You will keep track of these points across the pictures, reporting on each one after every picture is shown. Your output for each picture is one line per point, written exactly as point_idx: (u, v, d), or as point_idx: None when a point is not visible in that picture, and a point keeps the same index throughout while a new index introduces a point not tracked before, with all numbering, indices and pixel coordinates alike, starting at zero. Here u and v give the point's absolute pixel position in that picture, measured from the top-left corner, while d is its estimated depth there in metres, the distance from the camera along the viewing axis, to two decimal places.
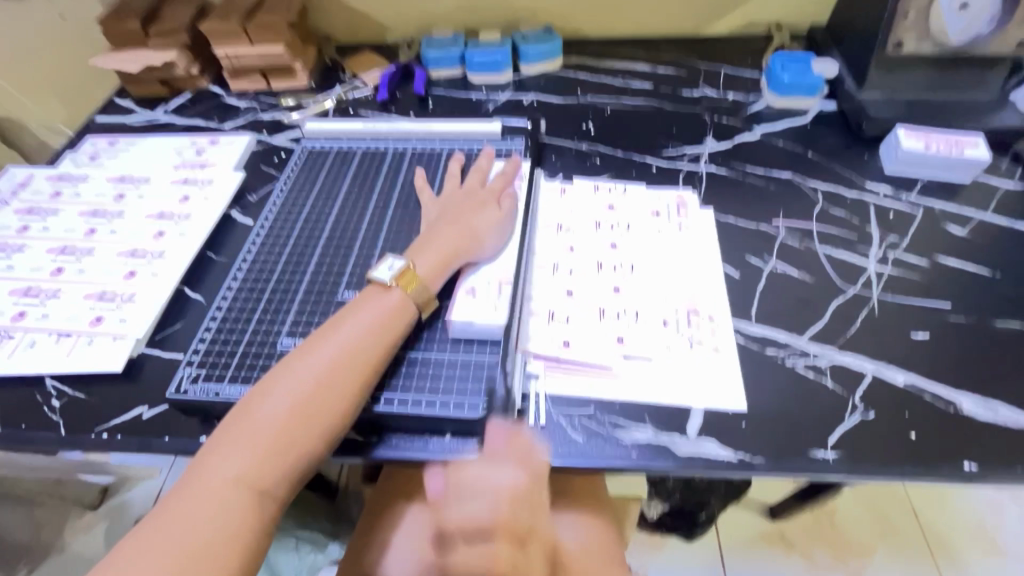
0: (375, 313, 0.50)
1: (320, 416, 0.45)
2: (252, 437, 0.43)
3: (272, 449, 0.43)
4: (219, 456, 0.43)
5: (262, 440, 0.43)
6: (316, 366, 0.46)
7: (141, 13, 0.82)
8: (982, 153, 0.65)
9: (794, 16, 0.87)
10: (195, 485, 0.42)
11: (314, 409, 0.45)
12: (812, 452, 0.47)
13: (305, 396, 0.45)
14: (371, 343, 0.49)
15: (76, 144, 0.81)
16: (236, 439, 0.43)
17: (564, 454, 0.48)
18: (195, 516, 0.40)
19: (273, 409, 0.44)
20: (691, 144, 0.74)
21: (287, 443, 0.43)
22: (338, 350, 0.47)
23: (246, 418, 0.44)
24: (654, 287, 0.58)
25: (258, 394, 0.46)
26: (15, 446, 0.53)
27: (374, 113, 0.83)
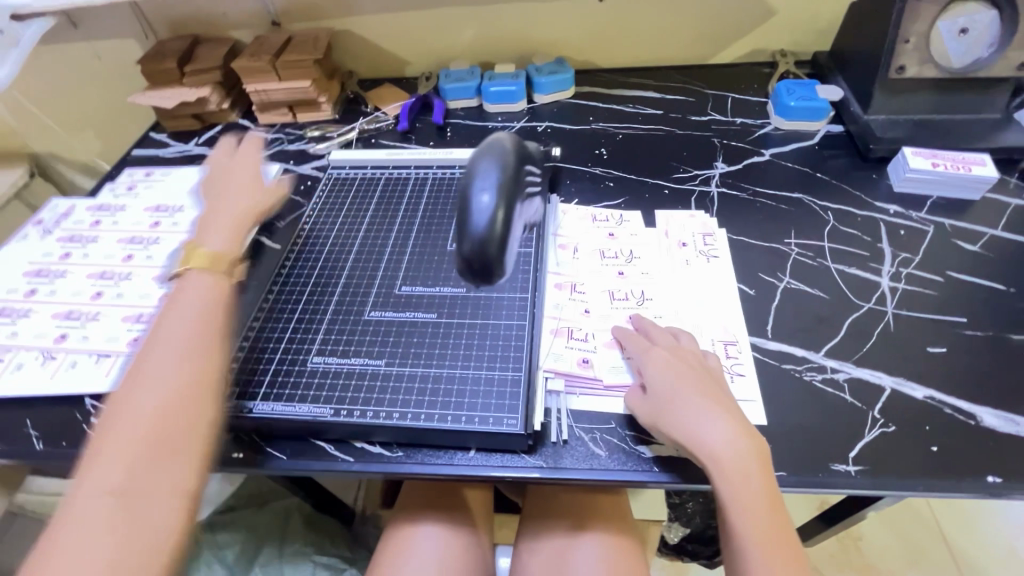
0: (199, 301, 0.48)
1: (184, 411, 0.43)
2: (117, 455, 0.40)
3: (143, 461, 0.40)
4: (85, 485, 0.39)
5: (136, 453, 0.40)
6: (165, 368, 0.44)
7: (178, 54, 0.87)
8: (990, 171, 0.67)
9: (798, 44, 0.90)
10: (66, 526, 0.37)
11: (179, 407, 0.43)
12: (834, 466, 0.47)
13: (170, 398, 0.43)
14: (195, 335, 0.46)
15: (114, 176, 0.85)
16: (112, 446, 0.40)
17: (587, 469, 0.49)
18: (83, 555, 0.36)
19: (134, 420, 0.42)
20: (702, 167, 0.76)
21: (162, 450, 0.41)
22: (160, 352, 0.45)
23: (98, 440, 0.41)
24: (669, 307, 0.59)
25: (113, 413, 0.42)
26: (55, 463, 0.55)
27: (395, 142, 0.87)
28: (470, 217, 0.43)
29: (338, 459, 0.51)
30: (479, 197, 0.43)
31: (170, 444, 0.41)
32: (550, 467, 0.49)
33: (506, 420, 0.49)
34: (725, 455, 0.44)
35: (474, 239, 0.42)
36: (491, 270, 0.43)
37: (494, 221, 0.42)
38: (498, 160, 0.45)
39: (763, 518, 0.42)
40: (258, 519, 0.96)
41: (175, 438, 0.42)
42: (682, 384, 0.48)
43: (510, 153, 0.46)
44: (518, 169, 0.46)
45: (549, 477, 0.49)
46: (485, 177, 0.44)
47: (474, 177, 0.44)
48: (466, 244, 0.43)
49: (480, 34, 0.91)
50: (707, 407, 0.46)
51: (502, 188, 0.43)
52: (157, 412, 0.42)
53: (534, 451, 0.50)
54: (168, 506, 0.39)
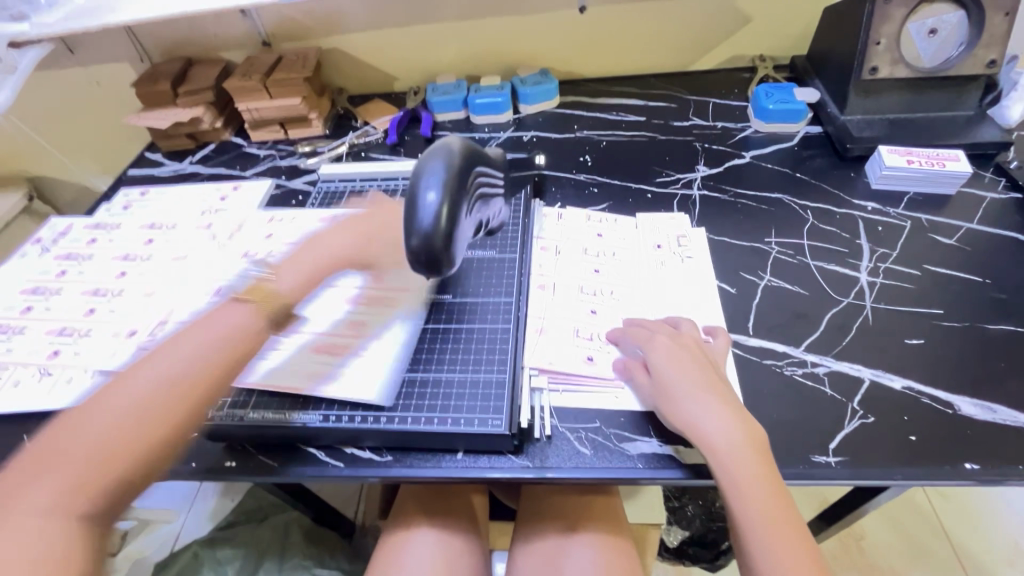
0: (201, 344, 0.46)
1: (119, 472, 0.39)
2: (20, 517, 0.35)
3: (105, 460, 0.39)
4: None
5: (40, 516, 0.36)
6: (161, 370, 0.44)
7: (171, 76, 0.89)
8: (963, 166, 0.68)
9: (775, 49, 0.92)
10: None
11: (109, 466, 0.39)
12: (814, 457, 0.48)
13: (88, 455, 0.38)
14: (178, 381, 0.44)
15: (109, 196, 0.87)
16: (51, 455, 0.38)
17: (573, 467, 0.50)
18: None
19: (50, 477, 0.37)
20: (684, 171, 0.78)
21: (48, 521, 0.36)
22: (128, 399, 0.42)
23: (52, 444, 0.39)
24: (630, 310, 0.61)
25: (43, 453, 0.38)
26: None
27: (384, 155, 0.89)
28: (414, 212, 0.40)
29: (329, 465, 0.52)
30: (425, 192, 0.40)
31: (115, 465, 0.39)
32: (537, 466, 0.50)
33: (492, 421, 0.50)
34: (722, 439, 0.45)
35: (420, 233, 0.40)
36: (438, 265, 0.41)
37: (440, 216, 0.40)
38: (445, 154, 0.42)
39: (769, 505, 0.43)
40: (258, 533, 0.96)
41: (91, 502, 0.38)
42: (680, 374, 0.49)
43: (459, 146, 0.44)
44: (467, 165, 0.43)
45: (536, 476, 0.49)
46: (432, 171, 0.41)
47: (421, 171, 0.42)
48: (411, 239, 0.40)
49: (465, 49, 0.94)
50: (706, 399, 0.47)
51: (449, 182, 0.41)
52: (127, 413, 0.41)
53: (521, 451, 0.51)
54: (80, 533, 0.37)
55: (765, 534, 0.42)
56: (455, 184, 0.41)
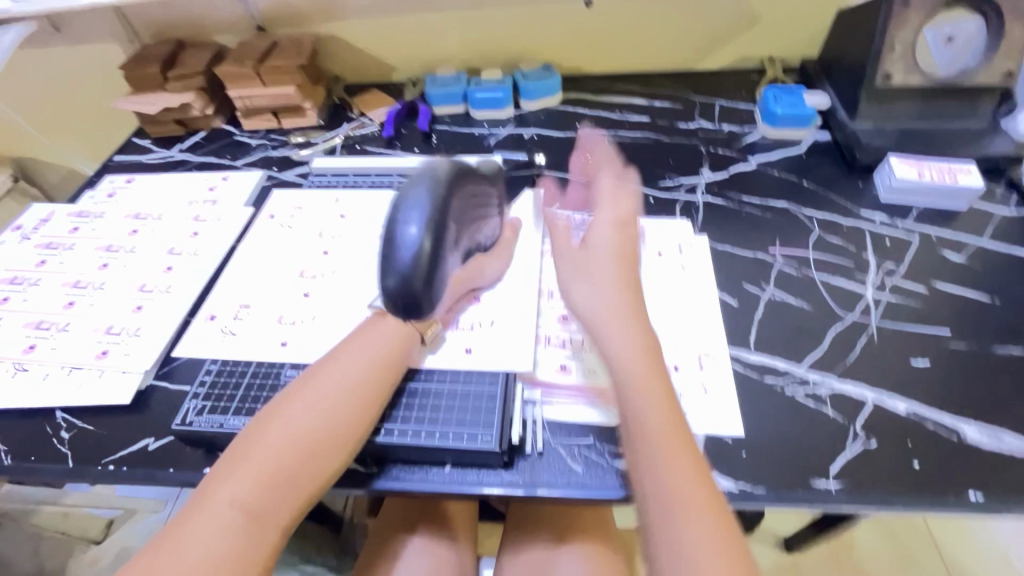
0: (365, 363, 0.49)
1: (288, 485, 0.43)
2: (214, 519, 0.40)
3: (282, 464, 0.43)
4: (179, 534, 0.40)
5: (225, 521, 0.40)
6: (333, 384, 0.48)
7: (161, 59, 0.86)
8: (976, 180, 0.66)
9: (785, 50, 0.89)
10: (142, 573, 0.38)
11: (281, 480, 0.43)
12: (814, 482, 0.47)
13: (266, 470, 0.43)
14: (342, 408, 0.46)
15: (94, 182, 0.84)
16: (243, 456, 0.43)
17: (564, 484, 0.48)
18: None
19: (237, 482, 0.42)
20: (687, 175, 0.76)
21: (229, 532, 0.40)
22: (299, 419, 0.45)
23: (246, 446, 0.44)
24: None
25: (239, 453, 0.44)
26: (25, 477, 0.53)
27: (380, 149, 0.86)
28: (394, 250, 0.44)
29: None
30: (406, 228, 0.43)
31: (289, 472, 0.43)
32: (527, 482, 0.48)
33: (481, 436, 0.49)
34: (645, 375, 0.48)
35: (397, 272, 0.44)
36: (417, 304, 0.46)
37: (419, 255, 0.43)
38: (429, 186, 0.44)
39: (663, 428, 0.45)
40: None
41: (267, 511, 0.42)
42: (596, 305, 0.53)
43: (445, 174, 0.45)
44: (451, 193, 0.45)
45: (526, 493, 0.48)
46: (413, 205, 0.44)
47: (404, 203, 0.44)
48: (390, 279, 0.45)
49: (466, 40, 0.91)
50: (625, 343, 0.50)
51: (428, 218, 0.43)
52: (299, 424, 0.45)
53: (511, 466, 0.49)
54: (256, 530, 0.41)
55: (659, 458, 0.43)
56: (435, 222, 0.44)
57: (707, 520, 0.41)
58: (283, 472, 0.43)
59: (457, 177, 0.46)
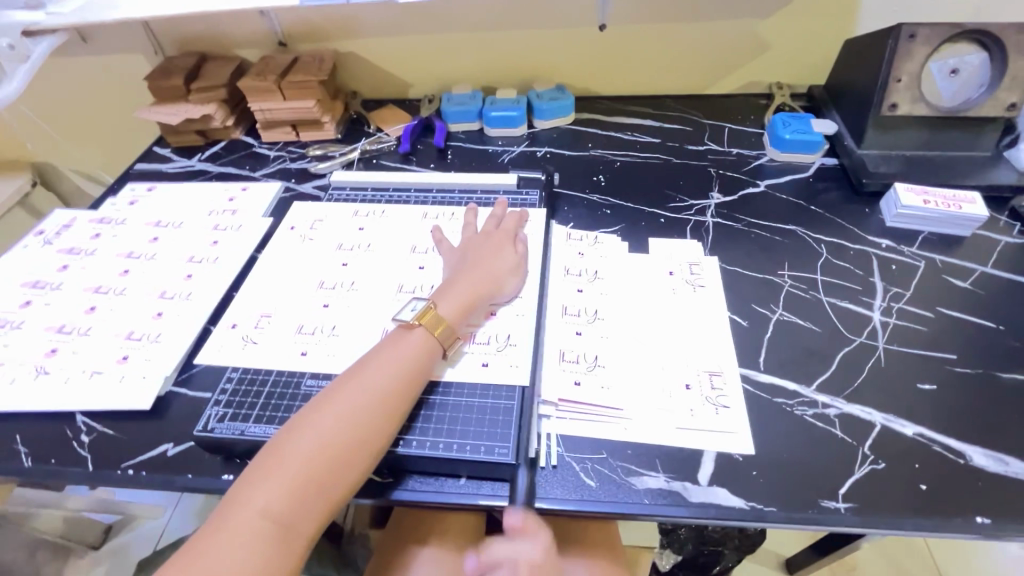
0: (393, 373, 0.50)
1: (317, 495, 0.44)
2: (246, 529, 0.41)
3: (312, 473, 0.44)
4: (210, 547, 0.40)
5: (256, 531, 0.41)
6: (361, 395, 0.48)
7: (185, 71, 0.89)
8: (979, 209, 0.68)
9: (793, 77, 0.92)
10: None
11: (312, 491, 0.44)
12: (824, 502, 0.48)
13: (297, 479, 0.43)
14: (368, 422, 0.47)
15: (116, 190, 0.86)
16: (273, 465, 0.44)
17: (578, 499, 0.49)
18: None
19: (270, 491, 0.43)
20: (698, 197, 0.78)
21: (262, 545, 0.41)
22: (328, 428, 0.46)
23: (275, 454, 0.45)
24: (641, 336, 0.60)
25: (270, 461, 0.44)
26: (44, 480, 0.54)
27: (396, 163, 0.88)
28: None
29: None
30: None
31: (318, 482, 0.44)
32: (541, 496, 0.49)
33: (498, 449, 0.50)
34: None
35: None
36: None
37: None
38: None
39: None
40: None
41: (296, 522, 0.43)
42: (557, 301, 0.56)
43: None
44: None
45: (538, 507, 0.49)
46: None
47: None
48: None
49: (482, 60, 0.93)
50: None
51: None
52: (328, 434, 0.46)
53: (526, 479, 0.50)
54: (285, 540, 0.42)
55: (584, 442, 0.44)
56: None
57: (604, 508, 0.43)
58: (313, 482, 0.44)
59: None
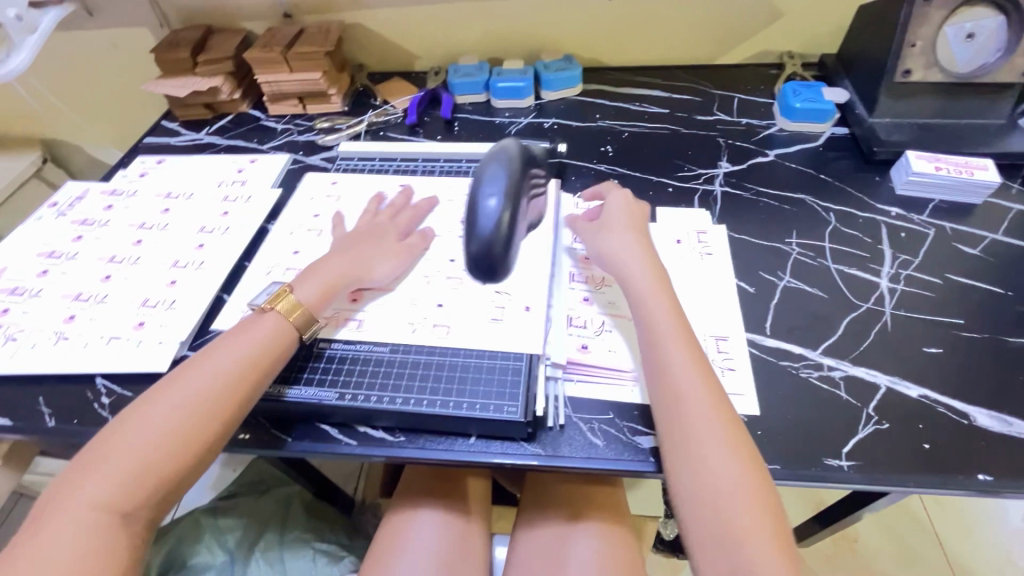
0: (205, 388, 0.48)
1: (152, 481, 0.44)
2: (74, 512, 0.42)
3: (150, 461, 0.44)
4: (163, 399, 0.47)
5: (87, 520, 0.42)
6: (165, 408, 0.47)
7: (191, 43, 0.88)
8: (992, 176, 0.67)
9: (805, 46, 0.90)
10: (118, 434, 0.46)
11: (149, 476, 0.44)
12: (827, 461, 0.48)
13: (131, 465, 0.44)
14: (172, 429, 0.46)
15: (126, 162, 0.87)
16: (109, 449, 0.45)
17: (585, 457, 0.50)
18: (96, 486, 0.43)
19: (104, 474, 0.43)
20: (706, 167, 0.77)
21: (209, 408, 0.47)
22: (158, 420, 0.46)
23: (118, 438, 0.45)
24: None
25: (101, 449, 0.45)
26: (67, 439, 0.56)
27: (403, 135, 0.88)
28: (480, 217, 0.59)
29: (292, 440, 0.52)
30: (487, 199, 0.59)
31: (156, 471, 0.44)
32: (549, 455, 0.50)
33: (507, 408, 0.51)
34: (659, 328, 0.51)
35: (481, 239, 0.59)
36: (495, 269, 0.60)
37: (500, 220, 0.58)
38: (502, 165, 0.61)
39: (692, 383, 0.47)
40: (260, 507, 0.97)
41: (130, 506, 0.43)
42: (638, 281, 0.55)
43: (514, 154, 0.62)
44: (519, 166, 0.61)
45: (548, 464, 0.50)
46: (491, 180, 0.60)
47: (484, 179, 0.60)
48: (474, 245, 0.60)
49: (490, 30, 0.92)
50: (643, 299, 0.53)
51: (505, 188, 0.59)
52: (145, 433, 0.45)
53: (534, 438, 0.51)
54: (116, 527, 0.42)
55: (669, 399, 0.47)
56: (510, 199, 0.59)
57: (734, 453, 0.43)
58: (152, 470, 0.44)
59: (522, 159, 0.63)
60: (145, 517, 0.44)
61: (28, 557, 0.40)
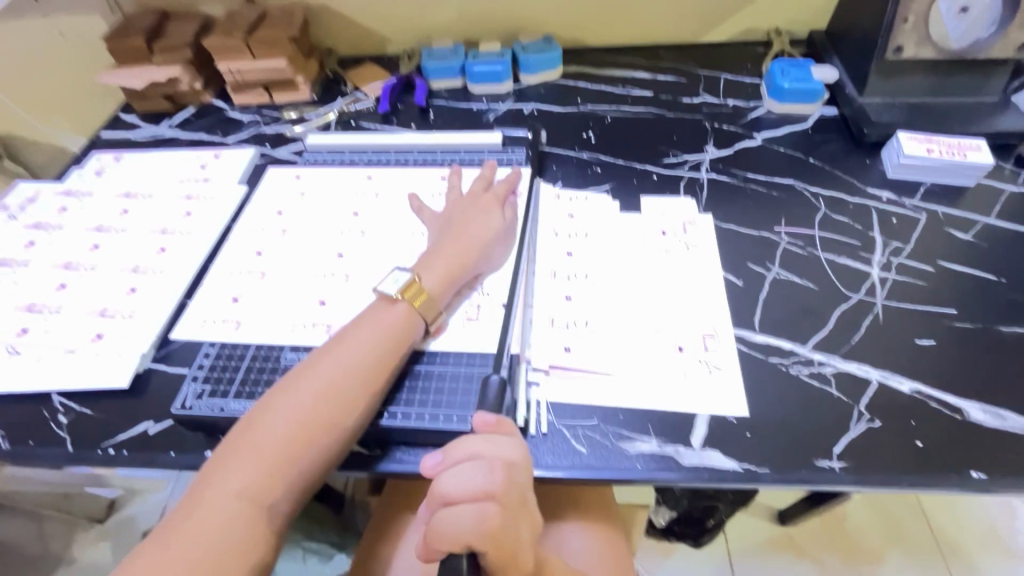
0: (344, 377, 0.47)
1: (296, 476, 0.43)
2: (218, 508, 0.40)
3: (288, 456, 0.43)
4: (304, 386, 0.46)
5: (231, 512, 0.40)
6: (312, 396, 0.45)
7: (145, 30, 0.83)
8: (985, 157, 0.65)
9: (793, 22, 0.87)
10: (259, 424, 0.44)
11: (291, 471, 0.43)
12: (818, 462, 0.47)
13: (274, 461, 0.42)
14: (327, 419, 0.45)
15: (81, 160, 0.82)
16: (247, 447, 0.43)
17: (569, 466, 0.48)
18: (243, 476, 0.41)
19: (246, 469, 0.42)
20: (692, 152, 0.74)
21: (349, 397, 0.46)
22: (305, 410, 0.45)
23: (249, 433, 0.44)
24: (630, 298, 0.58)
25: (241, 442, 0.43)
26: (23, 463, 0.53)
27: (376, 125, 0.83)
28: None
29: None
30: None
31: (290, 468, 0.43)
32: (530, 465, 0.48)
33: None
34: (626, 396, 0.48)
35: None
36: None
37: None
38: None
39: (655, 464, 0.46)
40: None
41: (272, 501, 0.41)
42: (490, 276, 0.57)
43: None
44: None
45: (531, 474, 0.48)
46: None
47: None
48: None
49: (463, 11, 0.87)
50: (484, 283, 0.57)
51: None
52: (295, 420, 0.44)
53: None
54: (258, 520, 0.41)
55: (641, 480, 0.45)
56: None
57: None
58: (283, 470, 0.42)
59: None
60: (283, 511, 0.42)
61: (168, 553, 0.38)
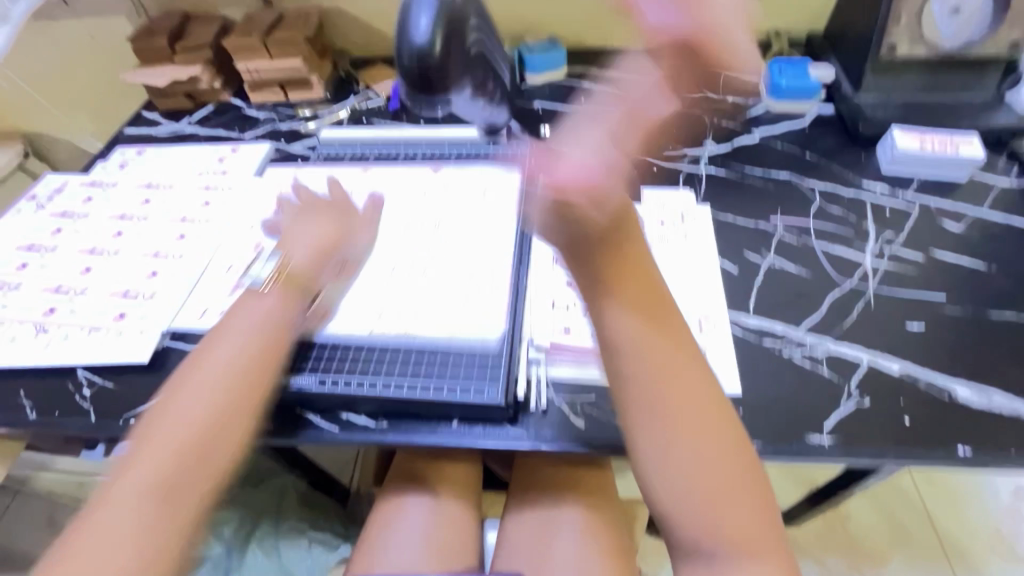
0: (217, 368, 0.48)
1: (192, 466, 0.44)
2: (121, 498, 0.42)
3: (176, 446, 0.44)
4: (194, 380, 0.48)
5: (134, 502, 0.42)
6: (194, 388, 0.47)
7: (168, 31, 0.87)
8: (977, 151, 0.67)
9: (791, 24, 0.89)
10: (164, 417, 0.46)
11: (184, 460, 0.44)
12: (808, 437, 0.49)
13: (173, 451, 0.44)
14: (198, 408, 0.46)
15: (106, 154, 0.86)
16: (154, 438, 0.45)
17: (566, 439, 0.50)
18: (144, 467, 0.43)
19: (152, 460, 0.43)
20: (691, 148, 0.76)
21: (227, 389, 0.47)
22: (189, 402, 0.46)
23: (154, 427, 0.46)
24: None
25: (150, 434, 0.45)
26: (49, 432, 0.56)
27: (386, 122, 0.86)
28: None
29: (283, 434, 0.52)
30: None
31: (187, 457, 0.44)
32: (529, 437, 0.51)
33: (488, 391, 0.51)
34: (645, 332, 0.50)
35: None
36: None
37: None
38: None
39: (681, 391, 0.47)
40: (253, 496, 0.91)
41: (175, 490, 0.43)
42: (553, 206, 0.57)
43: None
44: None
45: (529, 447, 0.50)
46: None
47: None
48: None
49: None
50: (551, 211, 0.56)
51: None
52: (198, 411, 0.46)
53: (517, 420, 0.51)
54: (163, 510, 0.42)
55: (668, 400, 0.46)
56: None
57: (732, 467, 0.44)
58: (180, 458, 0.44)
59: None
60: (191, 502, 0.43)
61: (84, 541, 0.40)
